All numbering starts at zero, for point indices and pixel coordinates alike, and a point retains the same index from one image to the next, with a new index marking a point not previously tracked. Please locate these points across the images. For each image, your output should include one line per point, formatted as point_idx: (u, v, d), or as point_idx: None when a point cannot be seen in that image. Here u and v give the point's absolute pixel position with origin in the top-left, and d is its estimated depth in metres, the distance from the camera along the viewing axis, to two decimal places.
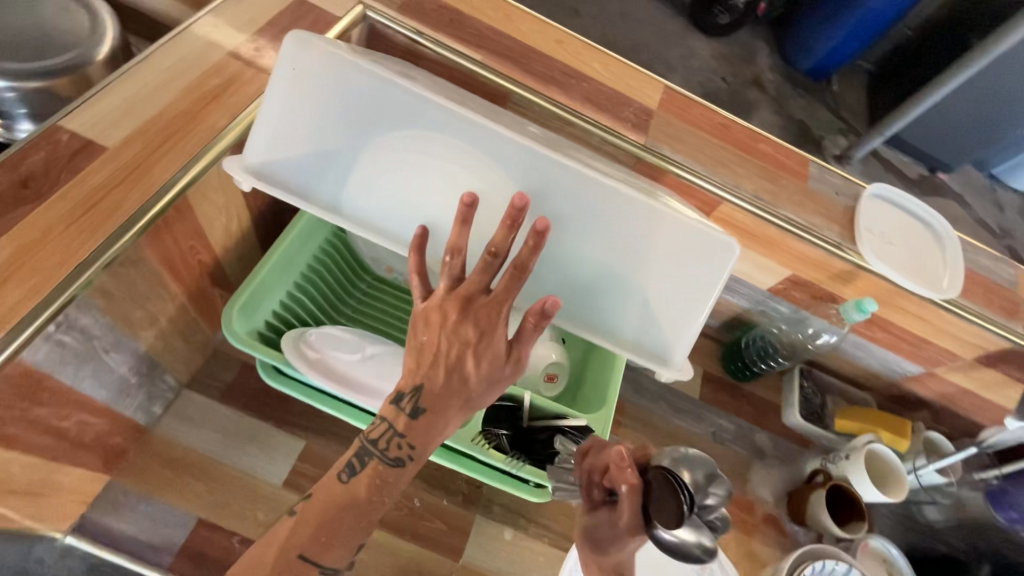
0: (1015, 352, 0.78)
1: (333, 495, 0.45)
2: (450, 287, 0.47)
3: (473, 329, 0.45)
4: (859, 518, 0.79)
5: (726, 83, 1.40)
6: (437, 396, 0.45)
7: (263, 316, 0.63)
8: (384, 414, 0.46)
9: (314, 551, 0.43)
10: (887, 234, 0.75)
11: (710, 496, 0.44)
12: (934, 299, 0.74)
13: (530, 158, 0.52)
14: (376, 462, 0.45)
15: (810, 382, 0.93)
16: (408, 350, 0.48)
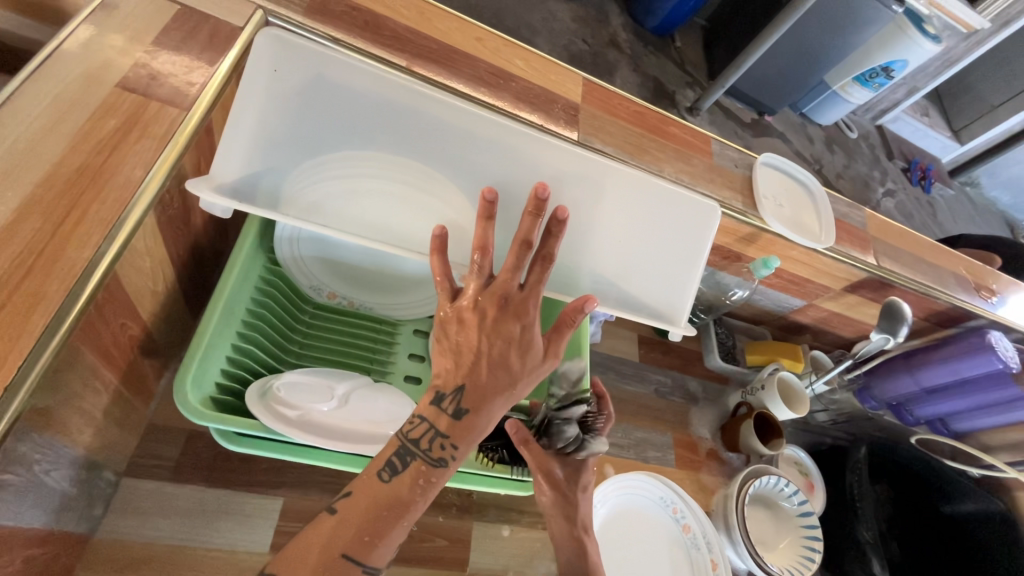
0: (873, 281, 0.95)
1: (376, 493, 0.41)
2: (481, 286, 0.48)
3: (514, 325, 0.47)
4: (778, 435, 0.93)
5: (587, 46, 1.54)
6: (479, 392, 0.46)
7: (213, 380, 0.56)
8: (424, 413, 0.46)
9: (357, 550, 0.39)
10: (776, 197, 0.87)
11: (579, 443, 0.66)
12: (818, 249, 0.87)
13: (535, 146, 0.59)
14: (419, 462, 0.43)
15: (722, 328, 1.07)
16: (441, 354, 0.48)
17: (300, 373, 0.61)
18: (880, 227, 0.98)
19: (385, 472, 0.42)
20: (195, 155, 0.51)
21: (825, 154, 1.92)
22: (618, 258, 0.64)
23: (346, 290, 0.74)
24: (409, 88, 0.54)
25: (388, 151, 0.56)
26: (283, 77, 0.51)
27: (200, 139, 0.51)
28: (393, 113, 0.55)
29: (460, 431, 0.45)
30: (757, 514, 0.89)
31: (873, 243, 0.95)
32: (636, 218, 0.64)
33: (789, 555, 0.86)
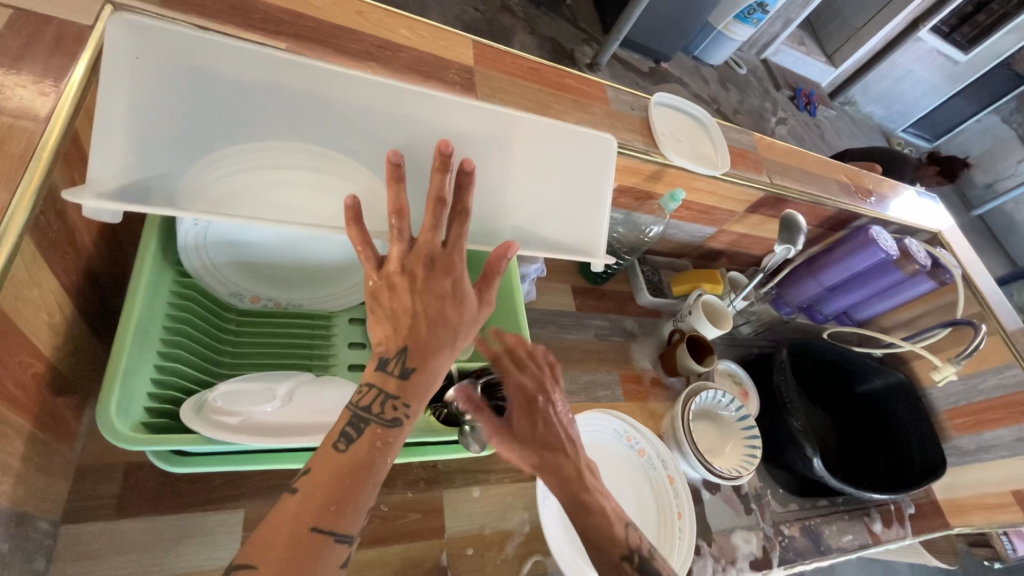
0: (768, 199, 1.04)
1: (335, 462, 0.42)
2: (404, 247, 0.49)
3: (446, 280, 0.48)
4: (709, 353, 1.02)
5: (480, 14, 1.53)
6: (422, 349, 0.46)
7: (141, 405, 0.54)
8: (371, 380, 0.46)
9: (326, 521, 0.39)
10: (674, 133, 0.93)
11: None
12: (716, 175, 0.93)
13: (432, 102, 0.58)
14: (374, 426, 0.44)
15: (647, 266, 1.13)
16: (376, 323, 0.48)
17: (239, 380, 0.59)
18: (769, 148, 1.06)
19: (341, 441, 0.43)
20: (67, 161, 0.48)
21: (720, 92, 2.03)
22: (533, 210, 0.66)
23: (270, 291, 0.72)
24: (292, 61, 0.52)
25: (277, 133, 0.54)
26: (149, 63, 0.48)
27: (66, 148, 0.47)
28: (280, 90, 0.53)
29: (410, 390, 0.46)
30: (702, 427, 0.97)
31: (764, 163, 1.03)
32: (541, 163, 0.66)
33: (734, 457, 0.95)
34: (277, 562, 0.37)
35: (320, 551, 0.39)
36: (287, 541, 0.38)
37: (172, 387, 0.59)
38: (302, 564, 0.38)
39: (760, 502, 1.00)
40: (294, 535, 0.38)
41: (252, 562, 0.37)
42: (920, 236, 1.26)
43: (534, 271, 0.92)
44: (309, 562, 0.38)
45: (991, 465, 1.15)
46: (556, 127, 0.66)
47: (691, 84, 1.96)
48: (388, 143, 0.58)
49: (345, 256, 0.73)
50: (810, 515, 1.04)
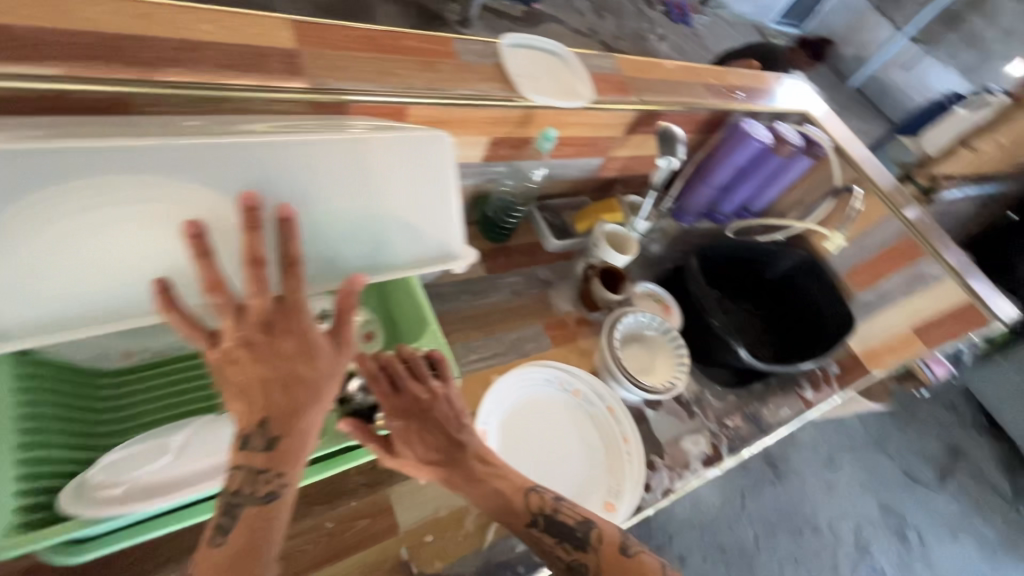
0: (642, 117, 1.05)
1: (216, 558, 0.45)
2: (236, 318, 0.48)
3: (288, 340, 0.49)
4: (622, 280, 1.05)
5: None
6: (280, 417, 0.48)
7: (6, 506, 0.49)
8: (237, 462, 0.47)
9: None
10: (531, 73, 0.90)
11: None
12: (583, 106, 0.92)
13: (240, 150, 0.57)
14: (251, 506, 0.48)
15: (547, 212, 1.13)
16: (228, 400, 0.48)
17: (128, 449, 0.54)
18: (632, 67, 1.06)
19: (216, 538, 0.46)
20: None
21: (594, 21, 2.02)
22: (379, 236, 0.69)
23: (141, 342, 0.65)
24: (53, 146, 0.47)
25: (73, 226, 0.51)
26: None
27: None
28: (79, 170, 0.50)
29: (277, 461, 0.48)
30: (632, 351, 1.00)
31: (629, 83, 1.03)
32: (373, 180, 0.66)
33: (665, 370, 0.99)
34: None
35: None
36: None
37: (42, 476, 0.54)
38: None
39: (701, 403, 1.05)
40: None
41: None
42: (790, 119, 1.33)
43: None
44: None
45: (891, 311, 1.26)
46: (381, 140, 0.66)
47: (564, 18, 1.92)
48: (199, 199, 0.56)
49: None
50: (748, 402, 1.11)
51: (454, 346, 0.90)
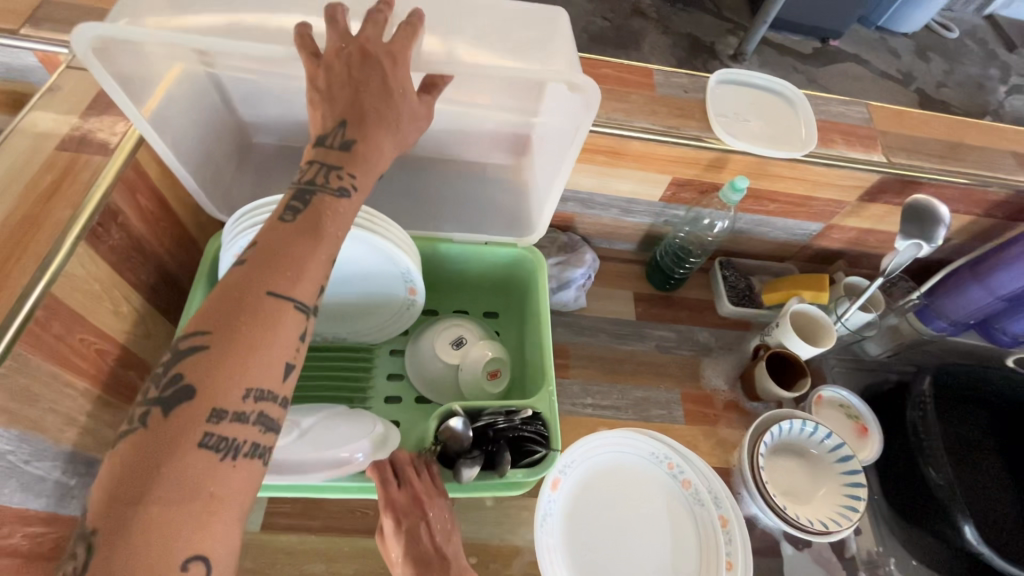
0: (889, 182, 0.82)
1: (280, 230, 0.43)
2: (343, 36, 0.48)
3: (387, 62, 0.48)
4: (802, 375, 0.83)
5: (607, 22, 1.36)
6: (361, 119, 0.48)
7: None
8: (312, 159, 0.47)
9: (284, 287, 0.40)
10: (740, 112, 0.80)
11: (535, 449, 0.59)
12: (798, 157, 0.78)
13: None
14: (320, 196, 0.46)
15: (732, 270, 0.98)
16: (319, 104, 0.49)
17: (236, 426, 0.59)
18: (894, 120, 0.84)
19: (286, 213, 0.44)
20: (130, 195, 0.61)
21: (916, 64, 1.58)
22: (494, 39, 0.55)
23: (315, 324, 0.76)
24: None
25: None
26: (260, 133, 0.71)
27: (129, 182, 0.60)
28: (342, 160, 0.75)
29: (351, 163, 0.47)
30: (785, 463, 0.80)
31: (880, 138, 0.82)
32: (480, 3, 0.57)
33: (826, 506, 0.76)
34: (235, 317, 0.38)
35: (264, 339, 0.39)
36: (252, 317, 0.39)
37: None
38: (252, 328, 0.38)
39: (874, 572, 0.76)
40: (262, 310, 0.39)
41: (190, 379, 0.37)
42: None
43: (581, 276, 0.89)
44: (246, 343, 0.38)
45: None
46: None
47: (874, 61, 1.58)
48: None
49: (376, 294, 0.74)
50: None
51: (572, 382, 0.85)
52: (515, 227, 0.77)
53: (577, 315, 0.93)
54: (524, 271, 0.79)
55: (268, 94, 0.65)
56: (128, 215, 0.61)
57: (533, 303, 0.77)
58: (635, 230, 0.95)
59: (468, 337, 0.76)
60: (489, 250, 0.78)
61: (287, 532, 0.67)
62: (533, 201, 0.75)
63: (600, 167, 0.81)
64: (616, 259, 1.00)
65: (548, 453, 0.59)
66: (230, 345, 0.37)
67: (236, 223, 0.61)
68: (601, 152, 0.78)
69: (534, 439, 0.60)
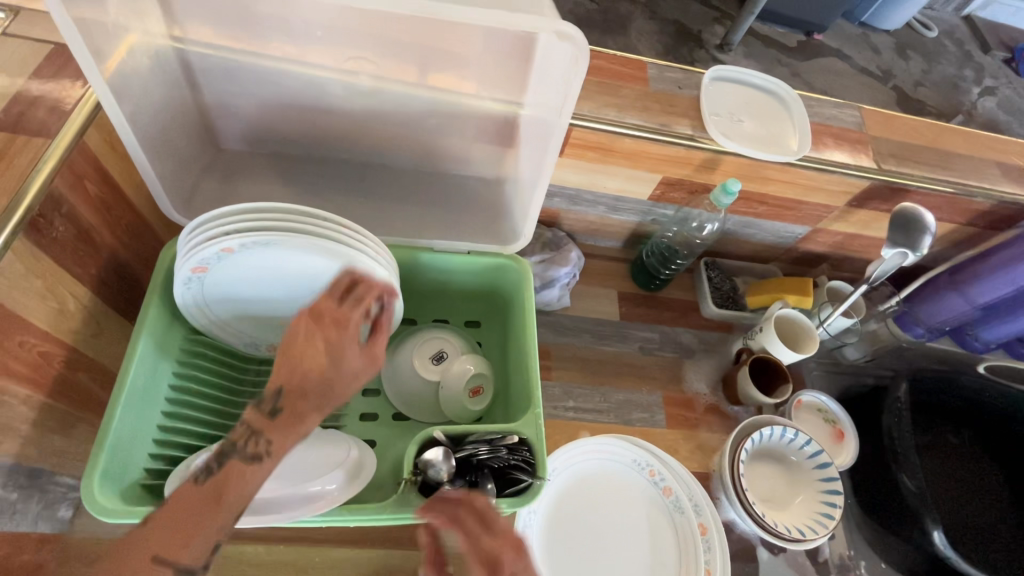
0: (878, 188, 0.81)
1: (203, 490, 0.48)
2: (313, 314, 0.54)
3: (314, 381, 0.53)
4: (783, 381, 0.83)
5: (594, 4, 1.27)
6: (300, 395, 0.52)
7: (144, 454, 0.58)
8: (246, 421, 0.51)
9: (202, 517, 0.48)
10: (734, 112, 0.77)
11: (522, 474, 0.58)
12: (790, 161, 0.76)
13: None
14: (235, 461, 0.49)
15: (716, 271, 0.97)
16: (282, 360, 0.53)
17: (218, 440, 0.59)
18: (886, 125, 0.83)
19: (200, 476, 0.49)
20: (77, 182, 0.55)
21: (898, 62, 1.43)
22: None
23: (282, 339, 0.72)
24: None
25: None
26: (236, 141, 0.70)
27: (75, 167, 0.55)
28: (322, 173, 0.73)
29: (269, 427, 0.51)
30: (763, 469, 0.80)
31: (872, 143, 0.81)
32: None
33: (803, 512, 0.76)
34: (187, 505, 0.48)
35: (193, 531, 0.47)
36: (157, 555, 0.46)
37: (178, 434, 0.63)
38: (190, 516, 0.48)
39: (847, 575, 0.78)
40: (161, 546, 0.46)
41: (133, 557, 0.46)
42: None
43: (565, 275, 0.87)
44: (193, 524, 0.48)
45: None
46: None
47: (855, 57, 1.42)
48: None
49: None
50: None
51: (553, 384, 0.83)
52: (499, 236, 0.74)
53: (559, 314, 0.90)
54: (507, 282, 0.76)
55: (244, 92, 0.64)
56: (74, 204, 0.55)
57: (517, 313, 0.75)
58: (621, 228, 0.93)
59: (449, 352, 0.74)
60: (472, 260, 0.75)
61: (252, 542, 0.64)
62: (517, 205, 0.72)
63: (589, 164, 0.78)
64: (601, 257, 0.97)
65: (534, 481, 0.58)
66: (165, 526, 0.47)
67: (195, 233, 0.57)
68: (590, 148, 0.75)
69: (521, 465, 0.59)
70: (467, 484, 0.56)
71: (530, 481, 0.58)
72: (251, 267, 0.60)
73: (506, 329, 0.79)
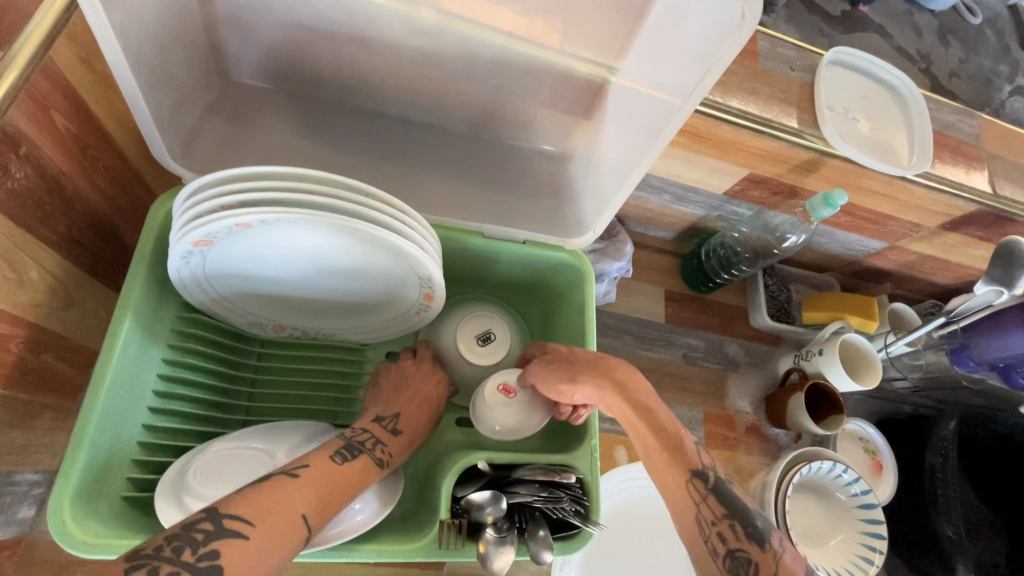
0: (981, 215, 0.72)
1: (335, 471, 0.44)
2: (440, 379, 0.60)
3: (431, 410, 0.57)
4: (836, 412, 0.76)
5: None
6: (414, 428, 0.54)
7: (127, 457, 0.48)
8: (367, 427, 0.51)
9: (312, 517, 0.40)
10: (848, 108, 0.66)
11: (573, 516, 0.49)
12: (902, 176, 0.65)
13: None
14: (365, 456, 0.47)
15: (773, 279, 0.88)
16: (399, 395, 0.56)
17: (219, 444, 0.51)
18: (1004, 142, 0.73)
19: (339, 456, 0.45)
20: (40, 110, 0.41)
21: (945, 58, 0.90)
22: None
23: (294, 320, 0.60)
24: None
25: None
26: (251, 71, 0.56)
27: (39, 91, 0.40)
28: (355, 123, 0.59)
29: (395, 439, 0.52)
30: (803, 503, 0.75)
31: (987, 162, 0.70)
32: None
33: (840, 554, 0.72)
34: (302, 494, 0.40)
35: (281, 542, 0.37)
36: (283, 524, 0.38)
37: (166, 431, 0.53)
38: (292, 503, 0.39)
39: None
40: (288, 520, 0.38)
41: (247, 518, 0.37)
42: None
43: (616, 270, 0.76)
44: (293, 507, 0.39)
45: None
46: None
47: (903, 40, 0.87)
48: None
49: (380, 294, 0.58)
50: None
51: None
52: (561, 225, 0.63)
53: (601, 311, 0.81)
54: (561, 277, 0.66)
55: (267, 8, 0.50)
56: (35, 142, 0.41)
57: (569, 316, 0.65)
58: (680, 221, 0.82)
59: (497, 333, 0.66)
60: (524, 251, 0.64)
61: None
62: (588, 189, 0.61)
63: (672, 150, 0.65)
64: (650, 248, 0.87)
65: (586, 527, 0.49)
66: (269, 507, 0.38)
67: (199, 198, 0.44)
68: (680, 133, 0.63)
69: (574, 507, 0.50)
70: (512, 529, 0.48)
71: (581, 523, 0.49)
72: (269, 241, 0.48)
73: (553, 327, 0.69)
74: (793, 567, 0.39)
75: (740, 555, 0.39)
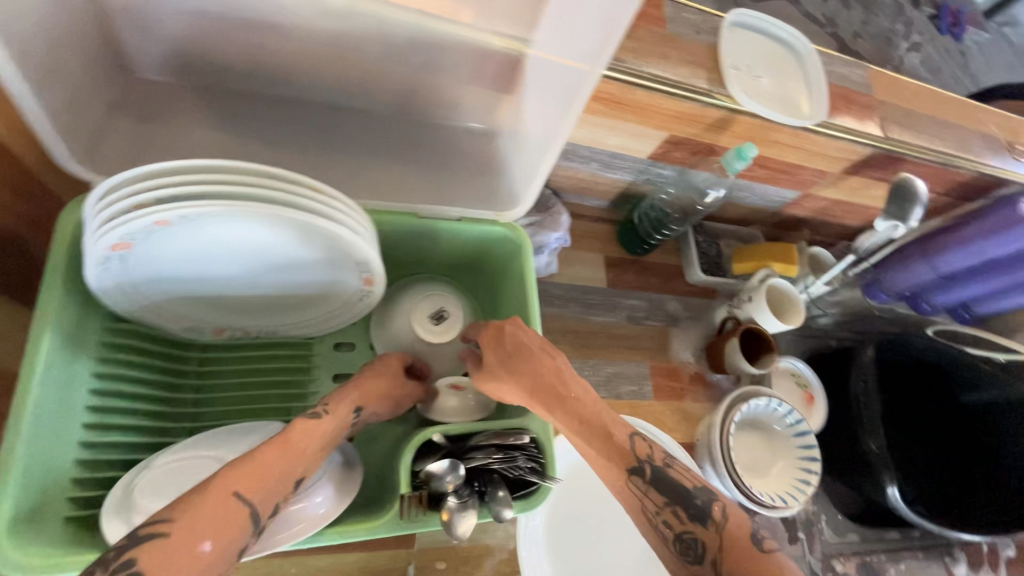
0: (876, 157, 0.78)
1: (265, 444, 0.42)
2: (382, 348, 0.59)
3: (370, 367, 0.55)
4: (769, 352, 0.81)
5: None
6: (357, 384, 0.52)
7: (65, 476, 0.47)
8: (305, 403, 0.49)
9: (248, 490, 0.38)
10: (751, 67, 0.70)
11: (531, 473, 0.51)
12: (804, 126, 0.71)
13: None
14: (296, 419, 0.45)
15: (703, 236, 0.93)
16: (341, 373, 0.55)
17: (162, 459, 0.50)
18: (892, 89, 0.79)
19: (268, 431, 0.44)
20: None
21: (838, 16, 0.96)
22: None
23: (233, 319, 0.59)
24: None
25: None
26: (155, 66, 0.54)
27: None
28: (274, 114, 0.58)
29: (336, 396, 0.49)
30: (745, 438, 0.81)
31: (878, 108, 0.77)
32: None
33: (781, 481, 0.78)
34: (226, 476, 0.38)
35: (215, 531, 0.35)
36: (210, 513, 0.36)
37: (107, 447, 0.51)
38: (217, 489, 0.37)
39: (811, 531, 0.84)
40: (217, 503, 0.36)
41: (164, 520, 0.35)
42: None
43: (554, 240, 0.78)
44: (220, 489, 0.37)
45: None
46: None
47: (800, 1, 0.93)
48: None
49: (318, 284, 0.58)
50: (874, 550, 0.85)
51: None
52: (493, 200, 0.64)
53: (545, 281, 0.83)
54: (503, 250, 0.68)
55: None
56: None
57: (513, 288, 0.67)
58: (612, 188, 0.85)
59: (449, 310, 0.67)
60: (461, 228, 0.65)
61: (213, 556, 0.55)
62: (516, 162, 0.63)
63: (594, 118, 0.68)
64: (587, 217, 0.89)
65: (544, 483, 0.51)
66: (191, 503, 0.36)
67: (110, 199, 0.42)
68: (598, 100, 0.65)
69: (531, 464, 0.52)
70: (473, 493, 0.50)
71: (537, 480, 0.51)
72: (194, 238, 0.47)
73: (500, 300, 0.71)
74: (737, 531, 0.43)
75: (688, 536, 0.43)
